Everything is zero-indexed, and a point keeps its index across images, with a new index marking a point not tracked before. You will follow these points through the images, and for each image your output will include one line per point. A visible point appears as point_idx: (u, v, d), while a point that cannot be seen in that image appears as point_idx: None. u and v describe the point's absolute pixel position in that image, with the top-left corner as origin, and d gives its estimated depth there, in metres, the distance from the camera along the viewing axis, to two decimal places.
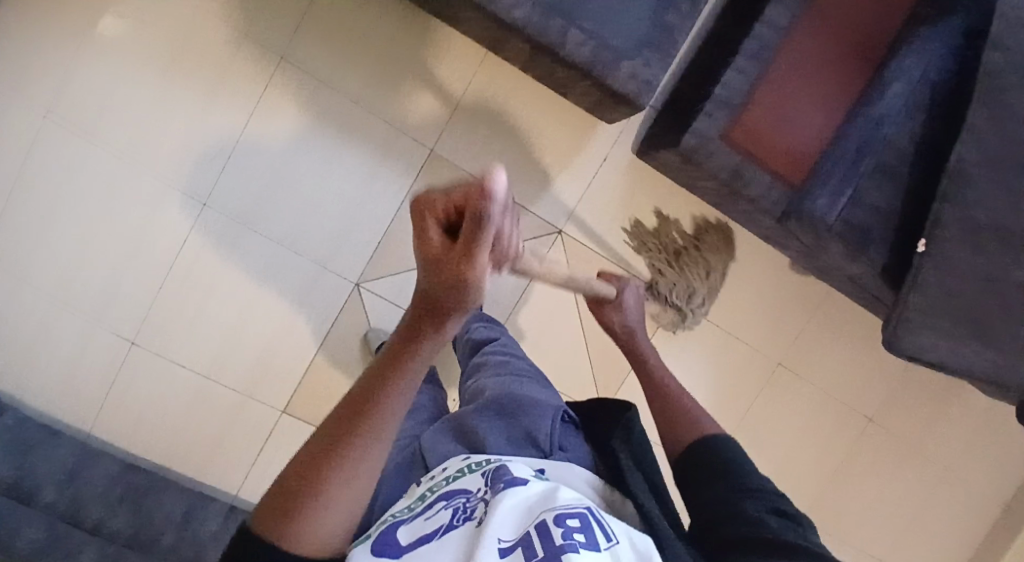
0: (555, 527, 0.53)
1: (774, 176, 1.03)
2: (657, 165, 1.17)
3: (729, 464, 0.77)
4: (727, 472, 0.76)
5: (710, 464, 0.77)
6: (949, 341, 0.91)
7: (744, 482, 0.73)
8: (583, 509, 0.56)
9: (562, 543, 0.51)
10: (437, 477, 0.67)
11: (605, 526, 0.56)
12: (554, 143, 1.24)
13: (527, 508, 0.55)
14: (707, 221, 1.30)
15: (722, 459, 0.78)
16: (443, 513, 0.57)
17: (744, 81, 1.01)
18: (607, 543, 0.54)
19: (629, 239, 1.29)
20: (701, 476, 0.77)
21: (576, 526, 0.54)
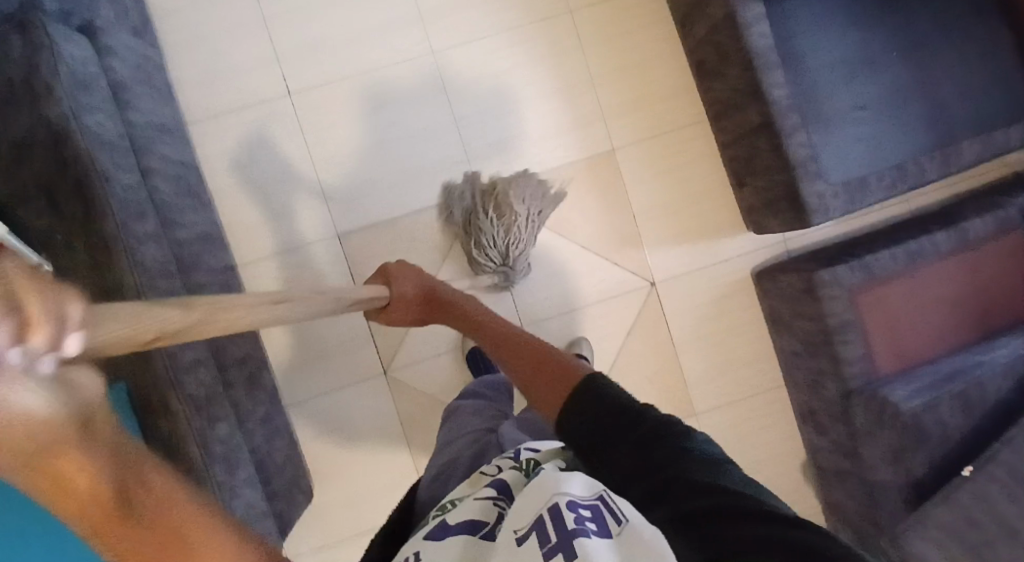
0: (568, 513, 0.55)
1: (867, 352, 1.11)
2: (770, 291, 1.25)
3: (617, 405, 0.69)
4: (616, 410, 0.68)
5: (603, 406, 0.69)
6: None
7: (636, 417, 0.66)
8: (598, 499, 0.58)
9: (573, 527, 0.54)
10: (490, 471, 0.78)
11: (619, 512, 0.56)
12: (701, 217, 1.34)
13: (539, 495, 0.60)
14: (767, 373, 1.35)
15: (594, 395, 0.70)
16: (484, 504, 0.66)
17: (892, 265, 1.12)
18: (617, 525, 0.54)
19: (698, 336, 1.35)
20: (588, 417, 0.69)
21: (588, 515, 0.55)
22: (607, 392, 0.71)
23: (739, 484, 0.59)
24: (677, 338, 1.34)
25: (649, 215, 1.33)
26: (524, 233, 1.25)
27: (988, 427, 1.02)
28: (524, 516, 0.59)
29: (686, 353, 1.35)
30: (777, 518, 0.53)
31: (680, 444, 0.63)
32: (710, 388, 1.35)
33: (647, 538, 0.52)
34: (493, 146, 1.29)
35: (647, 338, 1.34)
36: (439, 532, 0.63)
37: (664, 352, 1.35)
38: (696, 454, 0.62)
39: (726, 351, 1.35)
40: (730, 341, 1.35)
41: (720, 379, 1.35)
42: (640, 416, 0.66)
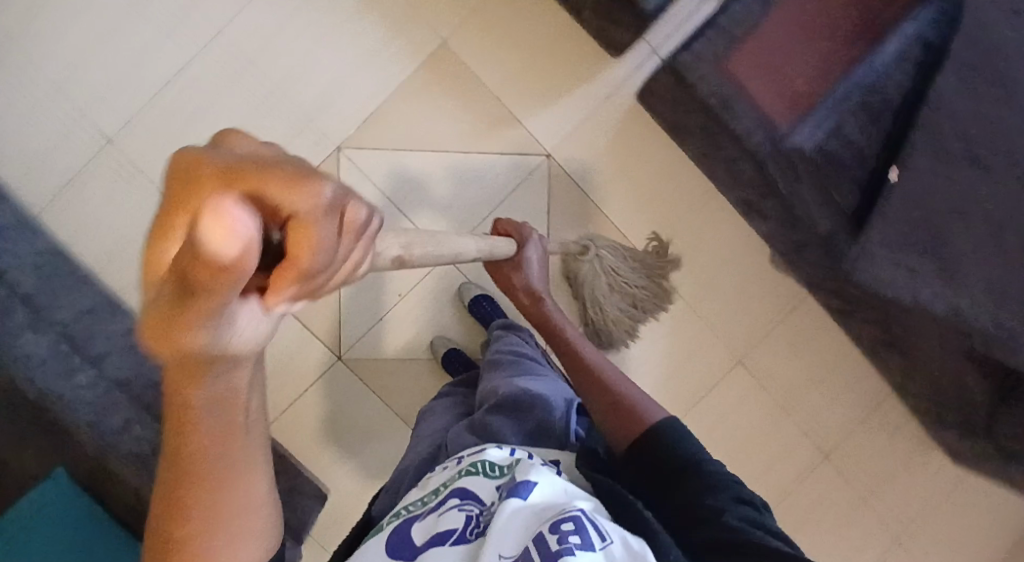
0: (551, 534, 0.54)
1: (762, 113, 1.05)
2: (655, 103, 1.19)
3: (681, 447, 0.79)
4: (681, 456, 0.77)
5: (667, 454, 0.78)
6: (908, 274, 0.87)
7: (692, 465, 0.76)
8: (579, 513, 0.57)
9: (558, 548, 0.52)
10: (450, 467, 0.71)
11: (599, 524, 0.56)
12: (562, 68, 1.26)
13: (526, 517, 0.58)
14: (696, 185, 1.30)
15: (661, 436, 0.80)
16: (455, 513, 0.60)
17: (750, 16, 1.06)
18: (602, 543, 0.55)
19: (614, 185, 1.29)
20: (652, 463, 0.78)
21: (571, 529, 0.54)
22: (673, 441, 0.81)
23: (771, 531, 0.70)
24: (595, 197, 1.29)
25: (509, 86, 1.26)
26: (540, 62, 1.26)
27: (902, 118, 0.96)
28: (513, 543, 0.56)
29: (610, 206, 1.30)
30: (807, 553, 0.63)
31: (727, 489, 0.73)
32: (651, 225, 1.30)
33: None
34: (325, 93, 1.23)
35: (567, 210, 1.28)
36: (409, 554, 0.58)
37: (591, 216, 1.29)
38: (736, 501, 0.72)
39: (649, 185, 1.29)
40: (647, 174, 1.29)
41: (656, 212, 1.30)
42: (699, 466, 0.76)
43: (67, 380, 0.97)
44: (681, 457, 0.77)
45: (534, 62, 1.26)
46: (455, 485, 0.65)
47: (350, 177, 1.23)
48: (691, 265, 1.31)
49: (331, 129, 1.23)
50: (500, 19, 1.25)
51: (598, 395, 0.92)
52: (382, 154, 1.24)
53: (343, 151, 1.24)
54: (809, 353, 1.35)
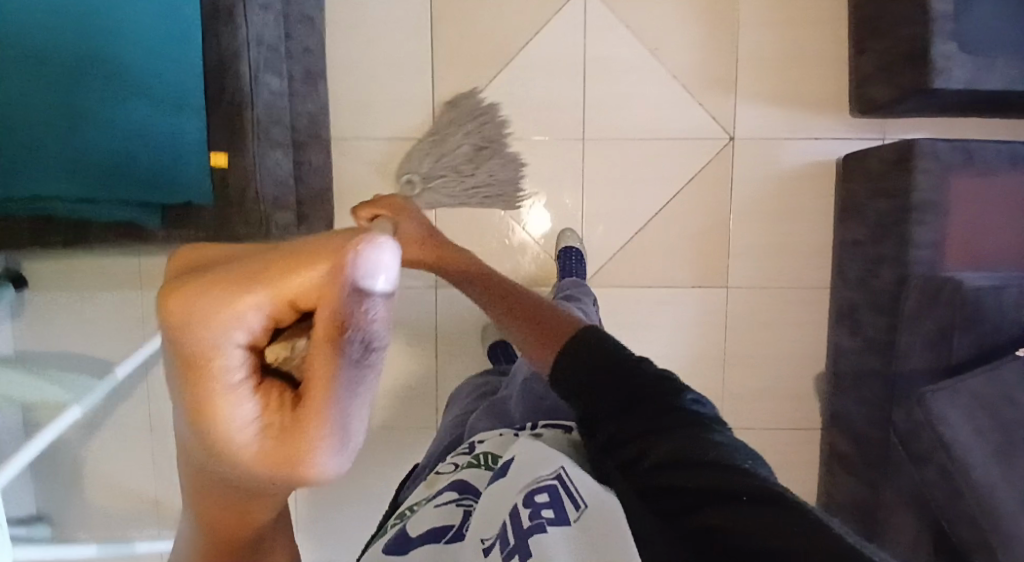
0: (523, 509, 0.49)
1: (941, 242, 1.03)
2: (857, 171, 1.17)
3: (626, 358, 0.68)
4: (620, 363, 0.67)
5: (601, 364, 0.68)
6: (972, 433, 0.84)
7: (637, 377, 0.65)
8: (555, 478, 0.52)
9: (529, 525, 0.47)
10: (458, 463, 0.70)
11: (577, 492, 0.50)
12: (801, 86, 1.24)
13: (508, 490, 0.54)
14: (815, 268, 1.27)
15: (594, 350, 0.71)
16: (449, 509, 0.58)
17: (996, 162, 1.04)
18: (576, 511, 0.48)
19: (756, 210, 1.27)
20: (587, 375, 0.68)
21: (545, 501, 0.49)
22: (603, 347, 0.72)
23: (726, 443, 0.55)
24: (736, 204, 1.27)
25: (751, 61, 1.24)
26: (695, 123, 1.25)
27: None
28: (490, 514, 0.53)
29: (737, 223, 1.27)
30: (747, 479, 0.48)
31: (678, 400, 0.61)
32: (753, 267, 1.28)
33: (613, 520, 0.46)
34: None
35: (703, 194, 1.26)
36: (395, 546, 0.54)
37: (716, 216, 1.27)
38: (684, 412, 0.59)
39: (783, 234, 1.27)
40: (787, 225, 1.27)
41: (767, 260, 1.27)
42: (644, 375, 0.65)
43: None
44: (625, 364, 0.67)
45: (788, 60, 1.23)
46: (455, 477, 0.64)
47: (570, 15, 1.24)
48: (754, 326, 1.29)
49: None
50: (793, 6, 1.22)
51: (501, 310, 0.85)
52: (611, 22, 1.24)
53: None
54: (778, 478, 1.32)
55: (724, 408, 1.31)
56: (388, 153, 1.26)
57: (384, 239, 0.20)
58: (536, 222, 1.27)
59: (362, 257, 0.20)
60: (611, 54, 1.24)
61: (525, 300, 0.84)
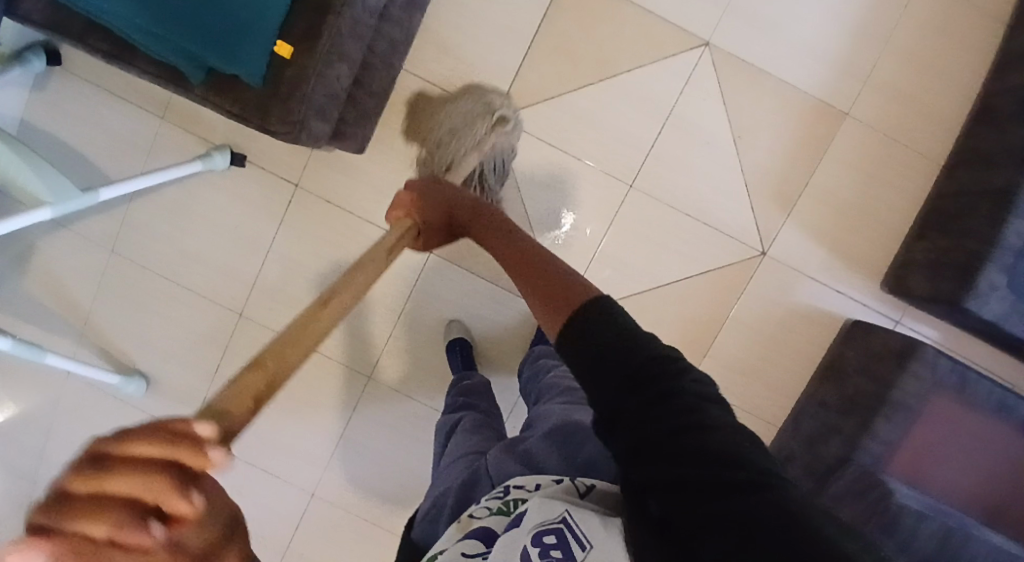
0: (533, 547, 0.53)
1: (896, 446, 1.04)
2: (856, 340, 1.17)
3: (626, 334, 0.60)
4: (620, 339, 0.60)
5: (598, 339, 0.61)
6: None
7: (637, 353, 0.58)
8: (562, 521, 0.55)
9: None
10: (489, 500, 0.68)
11: (582, 533, 0.54)
12: (850, 237, 1.23)
13: (516, 534, 0.56)
14: (776, 405, 1.27)
15: (593, 321, 0.63)
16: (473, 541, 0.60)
17: (983, 400, 1.04)
18: (583, 552, 0.52)
19: (753, 327, 1.26)
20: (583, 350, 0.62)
21: (552, 542, 0.54)
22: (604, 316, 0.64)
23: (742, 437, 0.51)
24: (737, 313, 1.26)
25: (818, 192, 1.23)
26: (739, 224, 1.24)
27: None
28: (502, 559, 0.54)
29: (730, 331, 1.27)
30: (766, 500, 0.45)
31: (682, 384, 0.55)
32: (724, 377, 1.27)
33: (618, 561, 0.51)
34: (753, 17, 1.20)
35: (713, 289, 1.25)
36: None
37: (715, 314, 1.26)
38: (691, 395, 0.54)
39: (765, 361, 1.27)
40: (773, 354, 1.26)
41: (739, 377, 1.27)
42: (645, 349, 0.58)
43: None
44: (623, 338, 0.60)
45: (851, 208, 1.22)
46: (480, 523, 0.62)
47: (679, 66, 1.21)
48: None
49: (722, 34, 1.21)
50: (881, 162, 1.21)
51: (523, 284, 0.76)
52: (712, 91, 1.22)
53: (704, 49, 1.21)
54: None
55: None
56: (449, 107, 1.24)
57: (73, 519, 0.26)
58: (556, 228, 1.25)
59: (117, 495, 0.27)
60: (697, 120, 1.22)
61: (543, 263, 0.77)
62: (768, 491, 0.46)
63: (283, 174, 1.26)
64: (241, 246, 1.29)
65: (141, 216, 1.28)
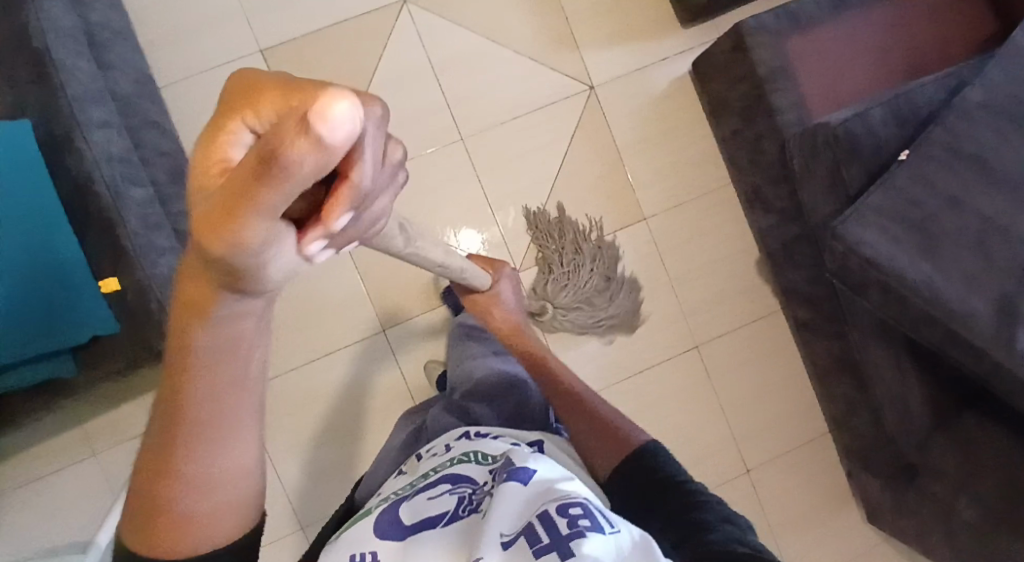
0: (555, 516, 0.55)
1: (802, 95, 1.09)
2: (708, 72, 1.25)
3: (671, 481, 0.72)
4: (668, 483, 0.72)
5: (644, 483, 0.74)
6: (891, 242, 0.88)
7: (682, 492, 0.70)
8: (583, 497, 0.58)
9: (566, 531, 0.53)
10: (441, 455, 0.78)
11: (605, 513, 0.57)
12: (631, 17, 1.31)
13: (532, 503, 0.59)
14: (712, 169, 1.32)
15: (645, 466, 0.76)
16: (449, 500, 0.66)
17: (817, 13, 1.12)
18: (608, 526, 0.55)
19: (639, 137, 1.31)
20: (634, 486, 0.74)
21: (576, 512, 0.56)
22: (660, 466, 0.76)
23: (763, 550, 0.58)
24: (620, 140, 1.31)
25: (578, 12, 1.31)
26: (555, 88, 1.30)
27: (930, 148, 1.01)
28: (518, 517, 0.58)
29: (629, 157, 1.31)
30: None
31: (718, 514, 0.65)
32: (660, 190, 1.31)
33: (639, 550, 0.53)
34: None
35: (587, 144, 1.30)
36: (398, 533, 0.63)
37: (607, 158, 1.31)
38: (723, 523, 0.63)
39: (675, 151, 1.32)
40: (671, 141, 1.32)
41: (669, 178, 1.31)
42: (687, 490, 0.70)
43: (75, 62, 0.94)
44: (671, 484, 0.72)
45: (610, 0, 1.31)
46: (451, 474, 0.72)
47: (403, 33, 1.28)
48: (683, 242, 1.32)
49: None
50: None
51: (580, 418, 0.89)
52: (445, 26, 1.28)
53: (406, 6, 1.27)
54: (766, 375, 1.32)
55: (690, 326, 1.31)
56: None
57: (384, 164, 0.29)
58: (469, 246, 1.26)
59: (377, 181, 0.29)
60: (455, 52, 1.28)
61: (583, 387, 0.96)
62: None
63: None
64: None
65: None
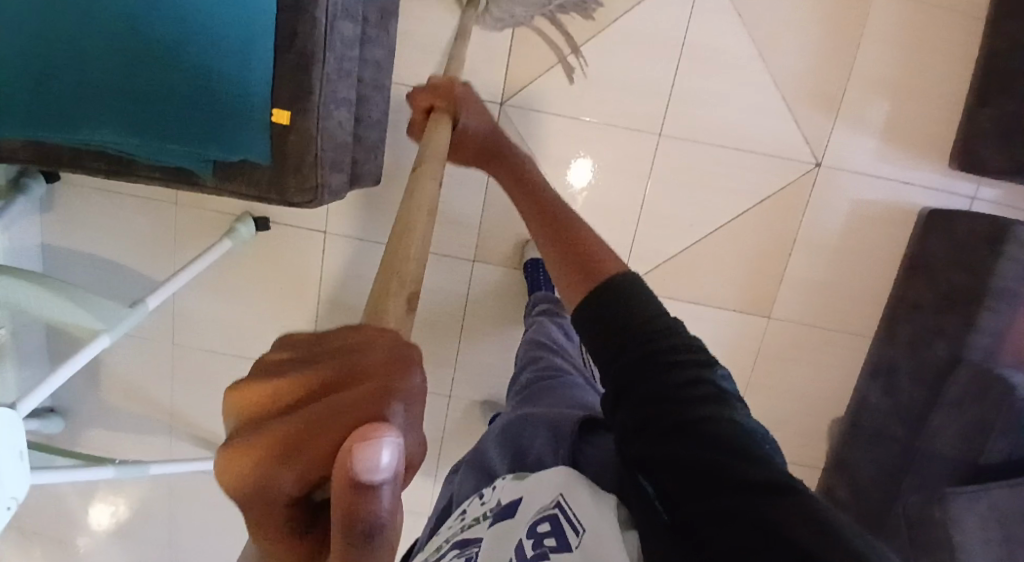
0: (526, 544, 0.54)
1: (1005, 333, 0.99)
2: (939, 232, 1.10)
3: (649, 322, 0.64)
4: (642, 327, 0.64)
5: (614, 328, 0.66)
6: (982, 536, 0.90)
7: (660, 339, 0.62)
8: (554, 509, 0.58)
9: (535, 551, 0.53)
10: (450, 524, 0.69)
11: (575, 517, 0.57)
12: (905, 122, 1.14)
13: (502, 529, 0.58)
14: (865, 313, 1.22)
15: (615, 302, 0.67)
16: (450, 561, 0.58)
17: None
18: (577, 536, 0.55)
19: (822, 243, 1.20)
20: (603, 333, 0.66)
21: (545, 533, 0.55)
22: (630, 295, 0.68)
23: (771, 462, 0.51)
24: (803, 232, 1.19)
25: (859, 84, 1.12)
26: (779, 144, 1.16)
27: None
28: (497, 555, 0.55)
29: (800, 253, 1.20)
30: (782, 488, 0.47)
31: (710, 397, 0.56)
32: (803, 301, 1.22)
33: (610, 540, 0.54)
34: None
35: (771, 215, 1.19)
36: None
37: (779, 241, 1.20)
38: (715, 404, 0.56)
39: (843, 276, 1.21)
40: (848, 265, 1.20)
41: (820, 295, 1.22)
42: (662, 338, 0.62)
43: None
44: (643, 329, 0.64)
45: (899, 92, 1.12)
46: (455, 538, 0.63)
47: None
48: (787, 359, 1.25)
49: None
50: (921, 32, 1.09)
51: (561, 260, 0.79)
52: (722, 10, 1.11)
53: None
54: None
55: None
56: None
57: (387, 432, 0.20)
58: (580, 179, 1.19)
59: (365, 456, 0.19)
60: (713, 43, 1.12)
61: (571, 227, 0.81)
62: (784, 493, 0.46)
63: (307, 223, 1.22)
64: (287, 303, 1.27)
65: (186, 301, 1.28)
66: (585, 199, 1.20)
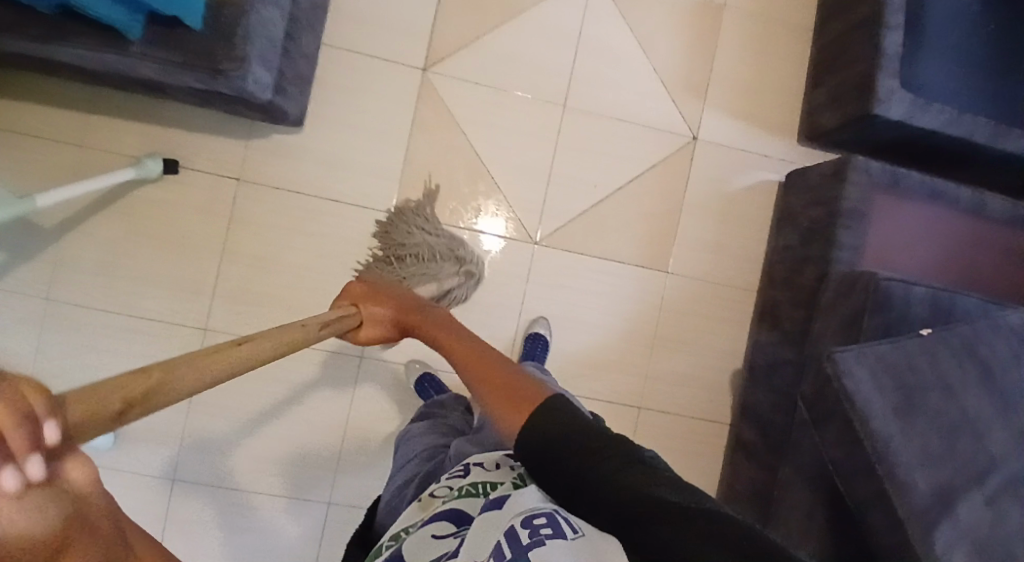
0: (521, 532, 0.48)
1: (864, 247, 1.13)
2: (797, 185, 1.28)
3: (576, 432, 0.57)
4: (578, 431, 0.57)
5: (547, 447, 0.57)
6: (876, 390, 0.90)
7: (585, 435, 0.57)
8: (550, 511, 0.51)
9: (528, 543, 0.46)
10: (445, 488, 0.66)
11: (572, 522, 0.51)
12: (760, 108, 1.38)
13: (498, 519, 0.50)
14: (749, 268, 1.35)
15: (545, 419, 0.58)
16: (451, 540, 0.54)
17: (917, 187, 1.14)
18: (574, 532, 0.49)
19: (706, 205, 1.35)
20: (538, 454, 0.57)
21: (542, 528, 0.48)
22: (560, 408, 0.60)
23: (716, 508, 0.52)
24: (689, 194, 1.35)
25: (721, 75, 1.37)
26: (664, 120, 1.35)
27: None
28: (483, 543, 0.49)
29: (689, 214, 1.35)
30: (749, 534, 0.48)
31: (642, 459, 0.55)
32: (695, 257, 1.34)
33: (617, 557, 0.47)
34: None
35: (662, 179, 1.34)
36: None
37: (670, 202, 1.34)
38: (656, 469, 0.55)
39: (727, 236, 1.35)
40: (729, 225, 1.36)
41: (709, 252, 1.35)
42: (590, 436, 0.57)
43: None
44: (575, 432, 0.57)
45: (752, 84, 1.38)
46: (452, 503, 0.59)
47: None
48: (687, 313, 1.33)
49: None
50: (764, 40, 1.38)
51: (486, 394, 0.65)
52: (610, 11, 1.34)
53: None
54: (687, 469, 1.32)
55: (648, 386, 1.31)
56: (374, 72, 1.27)
57: None
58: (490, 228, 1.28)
59: None
60: (605, 36, 1.34)
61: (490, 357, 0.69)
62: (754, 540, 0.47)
63: (223, 171, 1.22)
64: (191, 255, 1.21)
65: (73, 251, 1.18)
66: (497, 160, 1.30)
